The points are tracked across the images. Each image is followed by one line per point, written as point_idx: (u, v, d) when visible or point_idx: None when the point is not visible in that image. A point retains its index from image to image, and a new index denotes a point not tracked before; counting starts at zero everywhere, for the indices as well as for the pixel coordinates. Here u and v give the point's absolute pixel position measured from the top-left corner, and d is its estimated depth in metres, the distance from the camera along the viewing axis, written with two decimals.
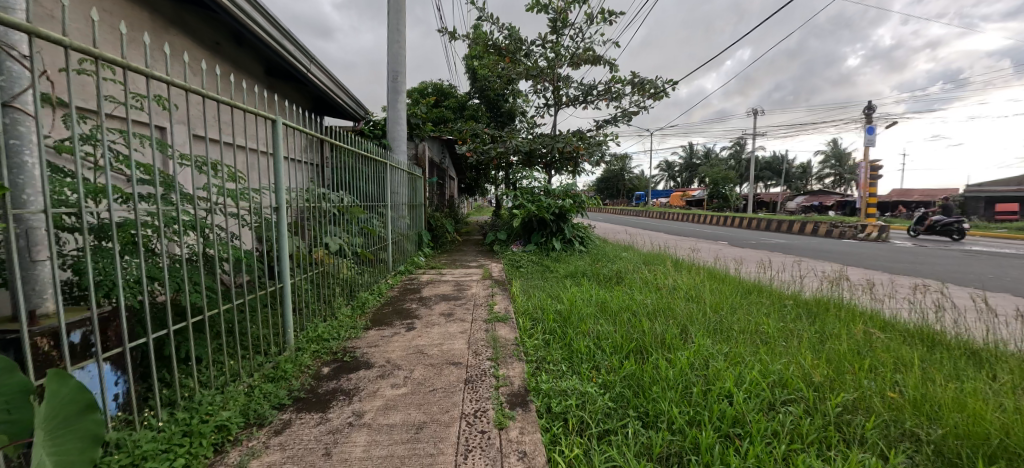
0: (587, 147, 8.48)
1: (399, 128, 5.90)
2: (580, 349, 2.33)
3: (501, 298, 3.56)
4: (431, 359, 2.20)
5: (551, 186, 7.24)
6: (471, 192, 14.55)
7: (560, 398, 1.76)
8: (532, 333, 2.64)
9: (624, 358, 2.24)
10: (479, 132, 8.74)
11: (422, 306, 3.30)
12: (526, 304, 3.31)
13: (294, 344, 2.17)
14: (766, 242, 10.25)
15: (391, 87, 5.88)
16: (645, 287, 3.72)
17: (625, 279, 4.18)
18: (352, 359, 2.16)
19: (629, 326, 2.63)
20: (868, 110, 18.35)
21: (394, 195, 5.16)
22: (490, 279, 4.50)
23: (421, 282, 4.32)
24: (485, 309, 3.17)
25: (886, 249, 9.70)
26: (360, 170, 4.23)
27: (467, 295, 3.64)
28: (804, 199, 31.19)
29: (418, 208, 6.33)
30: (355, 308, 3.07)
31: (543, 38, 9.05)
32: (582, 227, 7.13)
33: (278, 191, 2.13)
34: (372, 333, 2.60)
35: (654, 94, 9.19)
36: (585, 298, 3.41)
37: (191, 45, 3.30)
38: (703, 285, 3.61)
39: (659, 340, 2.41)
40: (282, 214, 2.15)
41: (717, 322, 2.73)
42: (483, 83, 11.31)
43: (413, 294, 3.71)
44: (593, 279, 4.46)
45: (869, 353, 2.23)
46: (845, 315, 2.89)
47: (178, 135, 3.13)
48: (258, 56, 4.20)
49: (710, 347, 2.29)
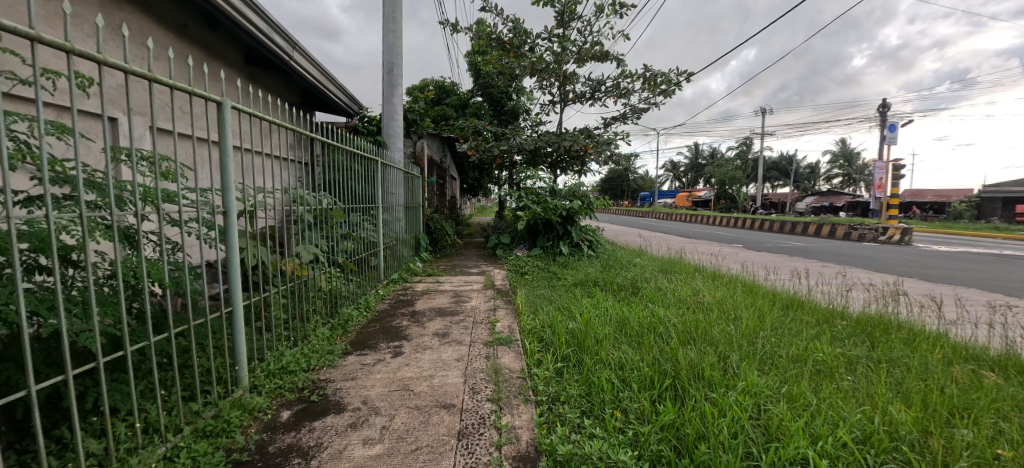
0: (595, 145, 8.03)
1: (395, 123, 5.49)
2: (602, 385, 1.92)
3: (504, 313, 3.14)
4: (418, 399, 1.78)
5: (557, 187, 6.82)
6: (473, 193, 14.11)
7: (582, 466, 1.34)
8: (539, 361, 2.23)
9: (656, 397, 1.83)
10: (481, 130, 8.33)
11: (415, 323, 2.88)
12: (533, 322, 2.88)
13: (249, 382, 1.75)
14: (783, 245, 9.72)
15: (386, 80, 5.47)
16: (667, 300, 3.30)
17: (642, 289, 3.76)
18: (320, 399, 1.75)
19: (657, 353, 2.22)
20: (882, 107, 17.92)
21: (389, 196, 4.78)
22: (492, 289, 4.08)
23: (415, 292, 3.90)
24: (485, 328, 2.75)
25: (912, 253, 9.16)
26: (350, 168, 3.83)
27: (467, 309, 3.21)
28: (811, 199, 30.58)
29: (415, 209, 5.93)
30: (337, 326, 2.66)
31: (549, 31, 8.65)
32: (590, 230, 6.70)
33: (227, 192, 1.71)
34: (350, 362, 2.17)
35: (665, 89, 8.76)
36: (600, 314, 2.99)
37: (152, 26, 2.93)
38: (733, 298, 3.20)
39: (696, 374, 2.00)
40: (232, 220, 1.73)
41: (759, 347, 2.33)
42: (486, 80, 10.91)
43: (406, 308, 3.29)
44: (606, 289, 4.04)
45: (958, 393, 1.82)
46: (909, 338, 2.47)
47: (132, 128, 2.75)
48: (236, 43, 3.82)
49: (761, 381, 1.88)
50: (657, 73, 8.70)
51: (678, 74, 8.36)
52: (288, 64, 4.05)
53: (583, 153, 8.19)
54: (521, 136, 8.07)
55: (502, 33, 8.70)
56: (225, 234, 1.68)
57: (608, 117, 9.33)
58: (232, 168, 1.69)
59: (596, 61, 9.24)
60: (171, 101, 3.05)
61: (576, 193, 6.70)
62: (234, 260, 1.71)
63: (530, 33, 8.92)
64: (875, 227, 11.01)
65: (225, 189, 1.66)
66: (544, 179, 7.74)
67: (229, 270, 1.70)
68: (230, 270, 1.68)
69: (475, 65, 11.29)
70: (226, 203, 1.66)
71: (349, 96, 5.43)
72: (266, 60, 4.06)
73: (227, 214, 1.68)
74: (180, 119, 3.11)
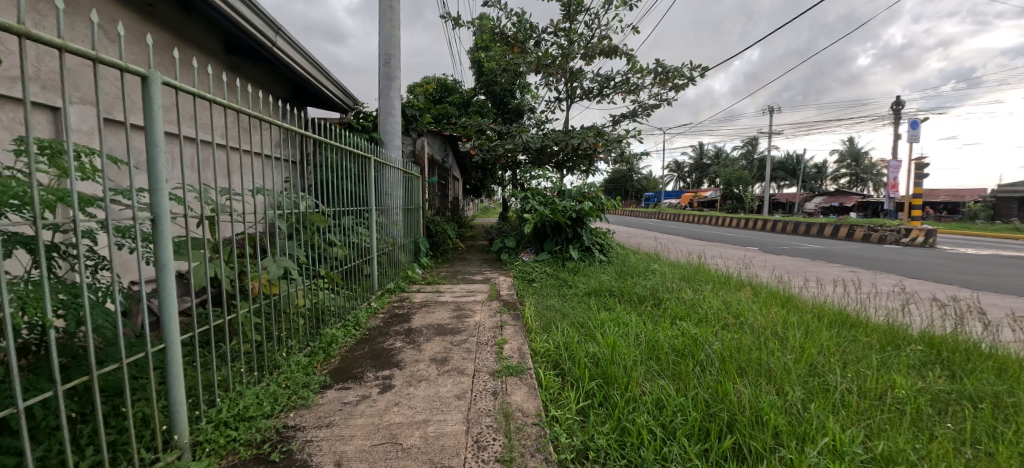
0: (605, 143, 7.61)
1: (392, 120, 5.11)
2: (641, 435, 1.53)
3: (513, 332, 2.73)
4: (409, 458, 1.39)
5: (565, 187, 6.42)
6: (475, 194, 13.73)
7: None
8: (558, 400, 1.84)
9: (711, 455, 1.45)
10: (484, 127, 7.95)
11: (409, 345, 2.48)
12: (546, 343, 2.50)
13: (190, 439, 1.36)
14: (801, 248, 9.26)
15: (383, 73, 5.09)
16: (696, 317, 2.92)
17: (666, 302, 3.38)
18: (283, 459, 1.37)
19: (702, 389, 1.83)
20: (896, 105, 17.54)
21: (386, 198, 4.41)
22: (498, 300, 3.67)
23: (413, 304, 3.52)
24: (491, 351, 2.36)
25: (938, 255, 8.71)
26: (342, 168, 3.46)
27: (470, 327, 2.81)
28: (820, 199, 30.02)
29: (415, 212, 5.55)
30: (318, 350, 2.27)
31: (555, 25, 8.27)
32: (601, 233, 6.29)
33: (156, 197, 1.27)
34: (328, 400, 1.79)
35: (677, 85, 8.34)
36: (624, 334, 2.60)
37: (115, 8, 2.60)
38: (773, 314, 2.81)
39: (757, 422, 1.61)
40: (164, 232, 1.29)
41: (823, 381, 1.95)
42: (489, 77, 10.56)
43: (401, 325, 2.90)
44: (624, 300, 3.65)
45: None
46: (1002, 369, 2.07)
47: (82, 120, 2.38)
48: (214, 29, 3.46)
49: (845, 433, 1.50)
50: (669, 68, 8.30)
51: (691, 69, 7.94)
52: (276, 54, 3.71)
53: (592, 151, 7.78)
54: (527, 134, 7.69)
55: (506, 27, 8.34)
56: (156, 246, 1.28)
57: (617, 114, 8.93)
58: (162, 163, 1.27)
59: (605, 56, 8.85)
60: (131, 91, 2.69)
61: (586, 193, 6.30)
62: (169, 279, 1.30)
63: (535, 27, 8.54)
64: (897, 228, 10.49)
65: (154, 185, 1.26)
66: (551, 179, 7.34)
67: (163, 292, 1.30)
68: (166, 293, 1.28)
69: (478, 62, 10.94)
70: (156, 204, 1.25)
71: (343, 90, 5.10)
72: (250, 50, 3.71)
73: (156, 219, 1.27)
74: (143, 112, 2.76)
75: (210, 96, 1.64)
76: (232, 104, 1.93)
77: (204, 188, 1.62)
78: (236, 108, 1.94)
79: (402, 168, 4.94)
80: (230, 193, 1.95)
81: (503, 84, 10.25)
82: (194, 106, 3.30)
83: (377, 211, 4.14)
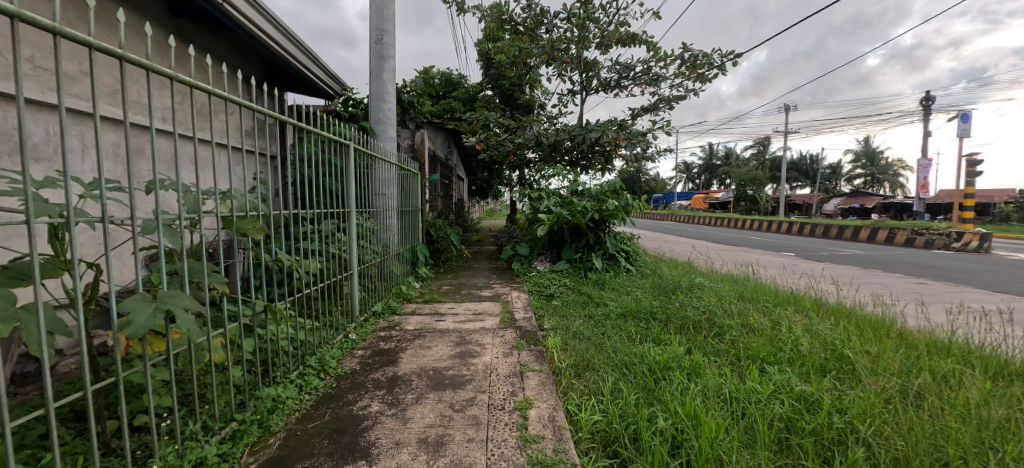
0: (627, 137, 6.76)
1: (385, 106, 4.36)
2: None
3: (539, 384, 1.93)
4: None
5: (584, 185, 5.63)
6: (482, 196, 12.93)
7: None
8: None
9: None
10: (491, 121, 7.18)
11: (389, 411, 1.69)
12: (593, 407, 1.74)
13: None
14: (842, 253, 8.35)
15: (375, 51, 4.34)
16: (788, 361, 2.15)
17: (735, 336, 2.57)
18: None
19: None
20: (925, 101, 16.71)
21: (377, 198, 3.64)
22: (513, 328, 2.87)
23: (405, 334, 2.76)
24: (510, 424, 1.58)
25: (1002, 261, 7.72)
26: (318, 158, 2.70)
27: (479, 375, 2.03)
28: (839, 199, 28.66)
29: (412, 214, 4.79)
30: (251, 424, 1.50)
31: (570, 8, 7.49)
32: (626, 238, 5.50)
33: None
34: None
35: (706, 72, 7.50)
36: (701, 391, 1.84)
37: None
38: (900, 360, 2.03)
39: None
40: None
41: None
42: (497, 71, 9.79)
43: (383, 369, 2.12)
44: (676, 329, 2.86)
45: None
46: None
47: None
48: None
49: None
50: (697, 54, 7.44)
51: (722, 55, 7.13)
52: (236, 21, 2.99)
53: (612, 147, 6.96)
54: (538, 127, 6.90)
55: (515, 13, 7.59)
56: None
57: (637, 107, 8.13)
58: None
59: (624, 43, 8.05)
60: (13, 49, 1.95)
61: (609, 193, 5.48)
62: None
63: (547, 12, 7.76)
64: (945, 232, 9.44)
65: None
66: (567, 177, 6.55)
67: None
68: None
69: (486, 55, 10.17)
70: None
71: (329, 73, 4.38)
72: (203, 14, 3.00)
73: None
74: (33, 79, 2.01)
75: (24, 13, 0.86)
76: (142, 59, 1.23)
77: (25, 190, 0.89)
78: (151, 67, 1.26)
79: (396, 163, 4.17)
80: (106, 184, 1.21)
81: (512, 77, 9.50)
82: (126, 79, 2.56)
83: (364, 214, 3.36)
